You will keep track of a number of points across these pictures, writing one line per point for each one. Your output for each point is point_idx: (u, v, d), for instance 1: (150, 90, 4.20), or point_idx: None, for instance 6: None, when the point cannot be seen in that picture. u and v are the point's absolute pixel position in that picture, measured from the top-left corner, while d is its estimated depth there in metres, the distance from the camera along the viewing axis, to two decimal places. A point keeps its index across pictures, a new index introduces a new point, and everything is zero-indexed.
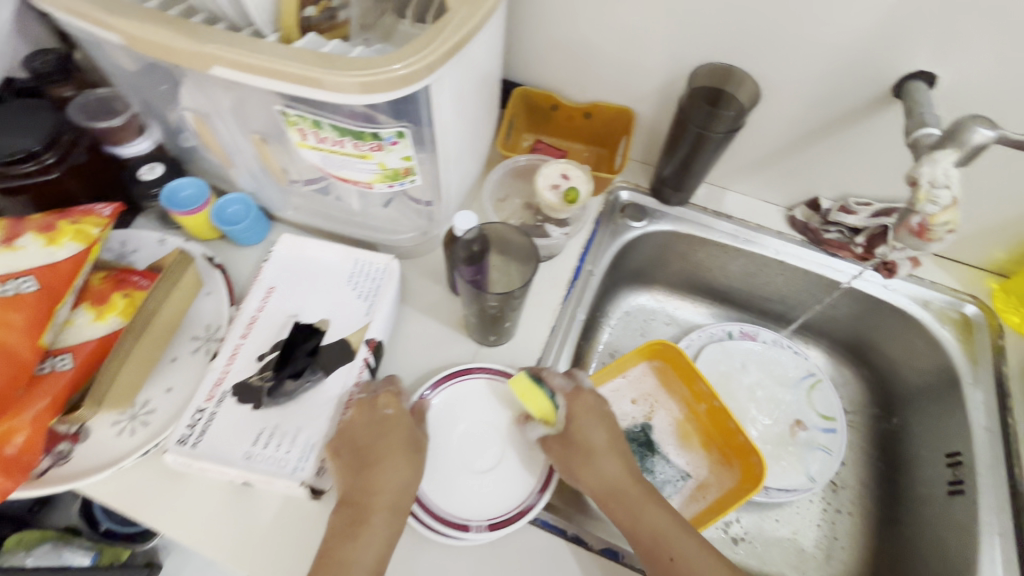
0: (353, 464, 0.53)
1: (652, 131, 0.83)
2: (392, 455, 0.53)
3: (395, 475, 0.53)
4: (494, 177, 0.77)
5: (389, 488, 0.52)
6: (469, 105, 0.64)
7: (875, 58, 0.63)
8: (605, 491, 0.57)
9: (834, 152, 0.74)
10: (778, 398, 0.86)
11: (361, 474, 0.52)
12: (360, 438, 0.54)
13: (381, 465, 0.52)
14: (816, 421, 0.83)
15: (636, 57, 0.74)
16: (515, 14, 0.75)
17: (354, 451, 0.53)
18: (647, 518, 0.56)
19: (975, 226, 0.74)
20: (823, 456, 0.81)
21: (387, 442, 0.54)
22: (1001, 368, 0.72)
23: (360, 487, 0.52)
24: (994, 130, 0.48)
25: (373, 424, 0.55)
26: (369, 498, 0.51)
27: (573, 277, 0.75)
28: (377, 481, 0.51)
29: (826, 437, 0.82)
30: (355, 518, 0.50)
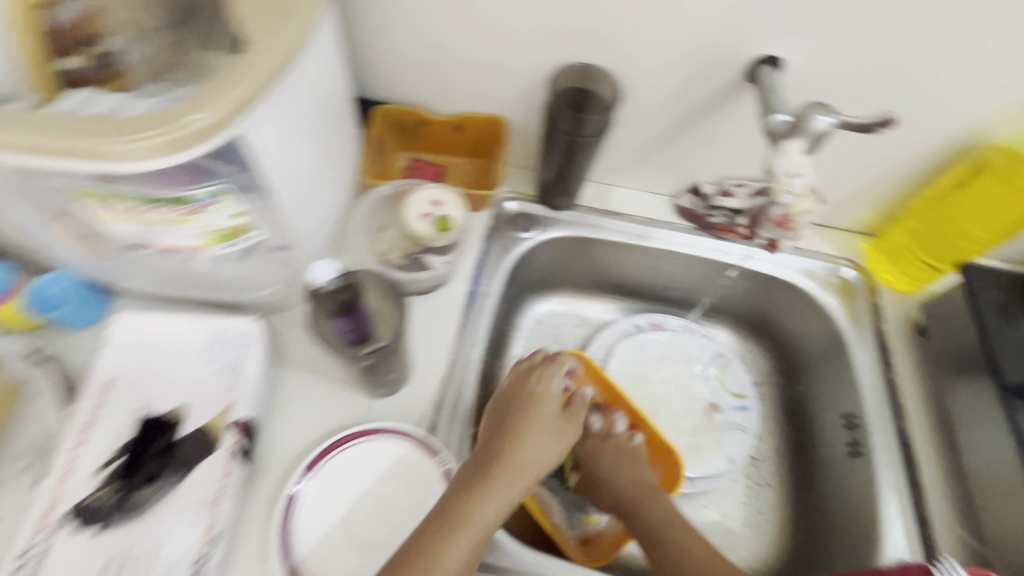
0: (522, 434, 0.60)
1: (528, 136, 0.79)
2: (543, 427, 0.62)
3: (535, 446, 0.60)
4: (365, 210, 0.70)
5: (531, 458, 0.59)
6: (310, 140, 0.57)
7: (725, 45, 0.62)
8: (615, 500, 0.66)
9: (704, 139, 0.74)
10: (691, 384, 0.87)
11: (523, 442, 0.59)
12: (517, 416, 0.61)
13: (523, 440, 0.60)
14: (728, 400, 0.85)
15: (495, 64, 0.70)
16: (357, 28, 0.69)
17: (541, 421, 0.62)
18: (653, 508, 0.62)
19: (841, 194, 0.77)
20: (738, 435, 0.82)
21: (528, 417, 0.61)
22: (879, 326, 0.76)
23: (508, 455, 0.58)
24: (832, 116, 0.48)
25: (526, 403, 0.62)
26: (505, 457, 0.58)
27: (466, 302, 0.71)
28: (521, 453, 0.59)
29: (740, 416, 0.84)
30: (465, 503, 0.53)
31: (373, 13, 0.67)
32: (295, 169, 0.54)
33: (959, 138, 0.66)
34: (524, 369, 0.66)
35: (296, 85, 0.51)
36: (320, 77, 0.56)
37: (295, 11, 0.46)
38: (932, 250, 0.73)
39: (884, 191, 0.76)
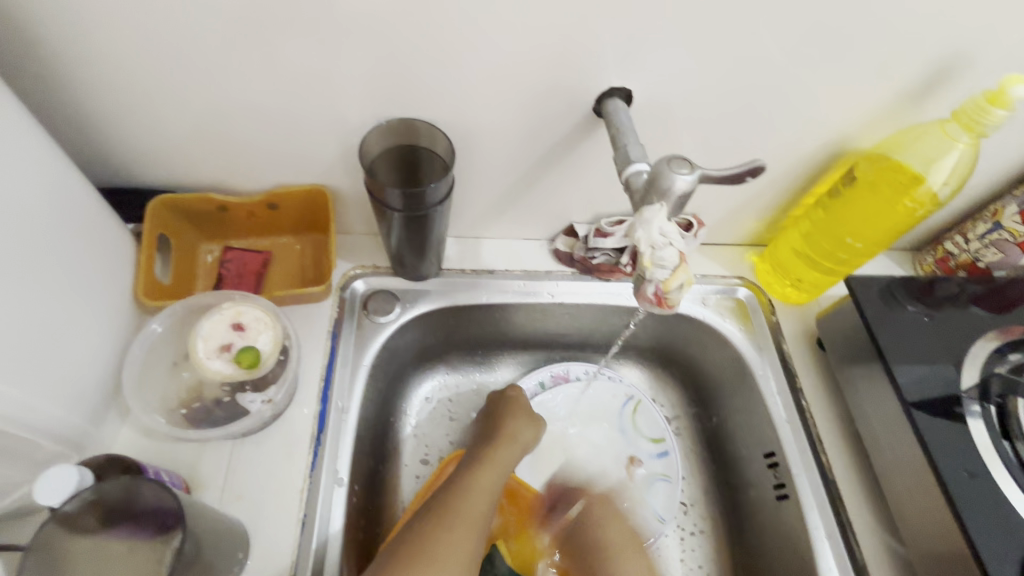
0: (512, 415, 0.65)
1: (364, 202, 0.65)
2: (528, 414, 0.67)
3: (529, 429, 0.65)
4: (140, 348, 0.53)
5: (521, 435, 0.63)
6: (3, 294, 0.40)
7: (564, 81, 0.53)
8: None
9: (566, 178, 0.65)
10: (603, 440, 0.78)
11: (513, 420, 0.64)
12: (500, 407, 0.67)
13: (511, 422, 0.64)
14: (643, 447, 0.77)
15: (297, 128, 0.55)
16: (89, 105, 0.51)
17: (524, 408, 0.67)
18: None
19: (718, 213, 0.72)
20: (664, 487, 0.74)
21: (511, 410, 0.67)
22: (780, 345, 0.72)
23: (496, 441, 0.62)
24: (692, 171, 0.40)
25: (507, 400, 0.68)
26: (504, 433, 0.63)
27: (317, 430, 0.56)
28: (513, 431, 0.63)
29: (662, 464, 0.76)
30: (466, 481, 0.55)
31: (104, 84, 0.49)
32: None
33: (824, 148, 0.62)
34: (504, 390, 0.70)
35: None
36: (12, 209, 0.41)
37: None
38: (822, 259, 0.70)
39: (761, 205, 0.71)
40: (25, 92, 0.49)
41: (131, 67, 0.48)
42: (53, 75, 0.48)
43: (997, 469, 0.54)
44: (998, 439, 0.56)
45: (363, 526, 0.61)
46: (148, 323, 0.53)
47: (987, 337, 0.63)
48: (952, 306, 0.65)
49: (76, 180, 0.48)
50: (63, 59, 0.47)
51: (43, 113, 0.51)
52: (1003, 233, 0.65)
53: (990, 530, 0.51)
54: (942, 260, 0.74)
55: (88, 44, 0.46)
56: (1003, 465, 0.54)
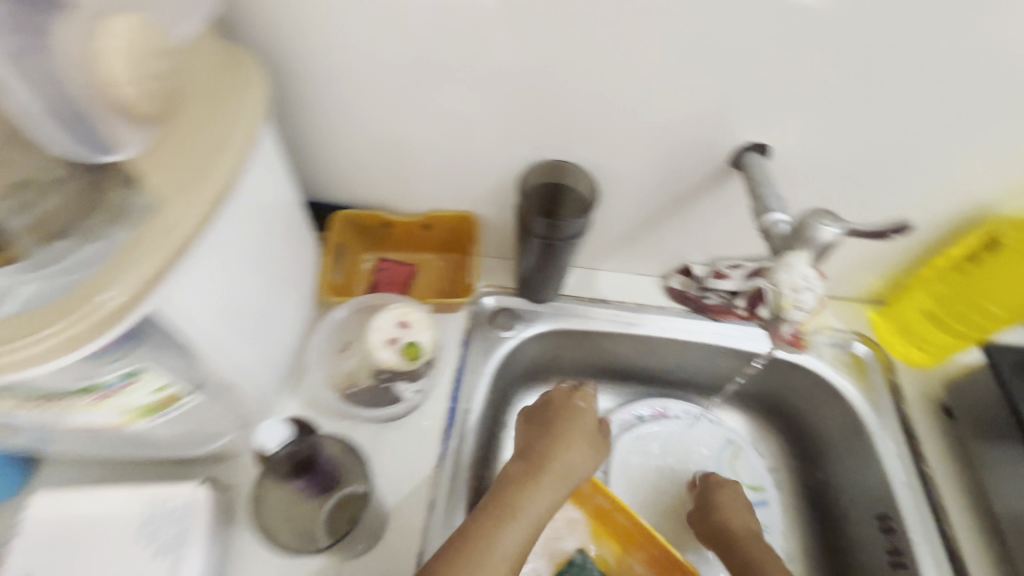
0: (558, 442, 0.58)
1: (502, 229, 0.73)
2: (579, 439, 0.60)
3: (579, 459, 0.58)
4: (321, 334, 0.64)
5: (564, 469, 0.57)
6: (256, 280, 0.50)
7: (707, 134, 0.58)
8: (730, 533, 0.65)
9: (691, 221, 0.69)
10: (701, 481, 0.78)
11: (559, 450, 0.58)
12: (549, 429, 0.60)
13: (557, 450, 0.58)
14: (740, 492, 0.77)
15: (463, 164, 0.65)
16: (308, 137, 0.63)
17: (577, 433, 0.60)
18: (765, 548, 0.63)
19: (840, 267, 0.72)
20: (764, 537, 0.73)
21: (562, 430, 0.60)
22: (901, 406, 0.70)
23: (535, 476, 0.56)
24: (839, 225, 0.43)
25: (571, 414, 0.62)
26: (548, 464, 0.56)
27: (447, 425, 0.63)
28: (554, 466, 0.56)
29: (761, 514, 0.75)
30: (490, 522, 0.51)
31: (324, 122, 0.61)
32: (232, 320, 0.47)
33: (964, 210, 0.63)
34: (575, 399, 0.63)
35: (228, 234, 0.44)
36: (267, 212, 0.51)
37: (221, 156, 0.41)
38: (954, 323, 0.67)
39: (888, 262, 0.71)
40: None
41: (348, 109, 0.60)
42: (290, 114, 0.61)
43: None
44: None
45: None
46: (331, 312, 0.65)
47: None
48: None
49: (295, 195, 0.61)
50: (301, 102, 0.59)
51: None
52: None
53: None
54: None
55: (323, 92, 0.58)
56: None
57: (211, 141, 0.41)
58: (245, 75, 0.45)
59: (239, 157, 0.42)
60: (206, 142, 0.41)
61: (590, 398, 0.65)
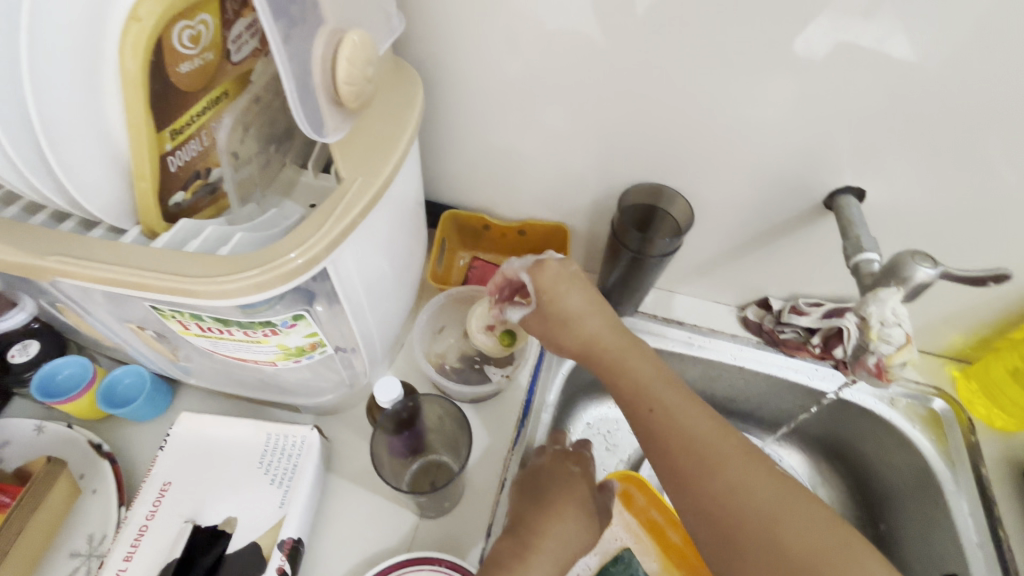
0: (547, 515, 0.54)
1: (590, 243, 0.79)
2: (571, 509, 0.56)
3: (560, 531, 0.54)
4: (427, 311, 0.70)
5: (555, 546, 0.53)
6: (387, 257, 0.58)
7: (805, 174, 0.62)
8: (584, 351, 0.51)
9: (775, 255, 0.72)
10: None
11: (551, 526, 0.54)
12: (544, 501, 0.56)
13: (546, 524, 0.54)
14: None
15: (566, 180, 0.71)
16: (433, 142, 0.72)
17: (570, 501, 0.56)
18: (593, 327, 0.51)
19: (925, 318, 0.73)
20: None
21: (554, 498, 0.56)
22: (979, 468, 0.68)
23: (522, 555, 0.51)
24: (934, 266, 0.46)
25: (562, 476, 0.59)
26: (536, 537, 0.52)
27: (522, 413, 0.67)
28: (541, 545, 0.52)
29: None
30: None
31: (449, 130, 0.70)
32: (368, 287, 0.54)
33: None
34: (574, 466, 0.60)
35: (381, 214, 0.52)
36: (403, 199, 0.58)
37: (392, 150, 0.48)
38: None
39: (976, 319, 0.71)
40: None
41: (474, 121, 0.68)
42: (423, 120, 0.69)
43: None
44: None
45: None
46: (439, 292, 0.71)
47: None
48: None
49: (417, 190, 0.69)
50: (433, 110, 0.68)
51: None
52: None
53: None
54: None
55: (456, 104, 0.66)
56: None
57: (385, 137, 0.49)
58: (413, 85, 0.53)
59: (404, 153, 0.49)
60: (382, 137, 0.49)
61: (586, 465, 0.61)
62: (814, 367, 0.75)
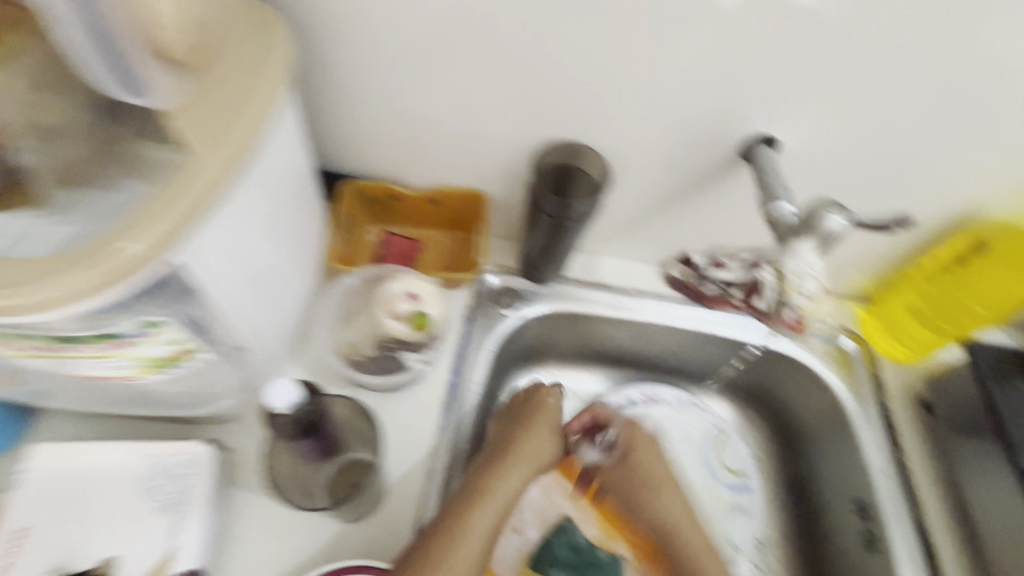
0: (503, 461, 0.60)
1: (509, 209, 0.74)
2: (544, 429, 0.65)
3: (536, 446, 0.64)
4: (331, 300, 0.65)
5: (530, 454, 0.62)
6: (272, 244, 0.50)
7: (719, 125, 0.59)
8: (670, 525, 0.67)
9: (696, 209, 0.71)
10: (688, 465, 0.79)
11: (504, 472, 0.59)
12: (501, 451, 0.62)
13: (525, 440, 0.63)
14: (709, 463, 0.79)
15: (475, 141, 0.65)
16: (321, 102, 0.62)
17: (524, 454, 0.62)
18: (659, 475, 0.70)
19: (834, 263, 0.75)
20: (739, 518, 0.77)
21: (512, 447, 0.62)
22: (883, 401, 0.73)
23: (504, 465, 0.60)
24: (844, 216, 0.45)
25: (538, 408, 0.66)
26: (512, 445, 0.62)
27: (447, 398, 0.64)
28: (518, 452, 0.62)
29: (740, 497, 0.78)
30: (462, 508, 0.55)
31: (339, 87, 0.61)
32: (248, 281, 0.47)
33: (956, 211, 0.65)
34: (551, 398, 0.67)
35: (250, 195, 0.44)
36: (282, 173, 0.50)
37: (241, 115, 0.39)
38: (939, 321, 0.70)
39: (879, 261, 0.73)
40: None
41: (366, 76, 0.59)
42: (305, 77, 0.60)
43: None
44: None
45: None
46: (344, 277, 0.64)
47: None
48: None
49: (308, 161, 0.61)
50: (317, 65, 0.58)
51: None
52: None
53: None
54: None
55: (344, 57, 0.57)
56: None
57: (233, 99, 0.40)
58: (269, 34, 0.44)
59: (257, 119, 0.40)
60: (228, 99, 0.40)
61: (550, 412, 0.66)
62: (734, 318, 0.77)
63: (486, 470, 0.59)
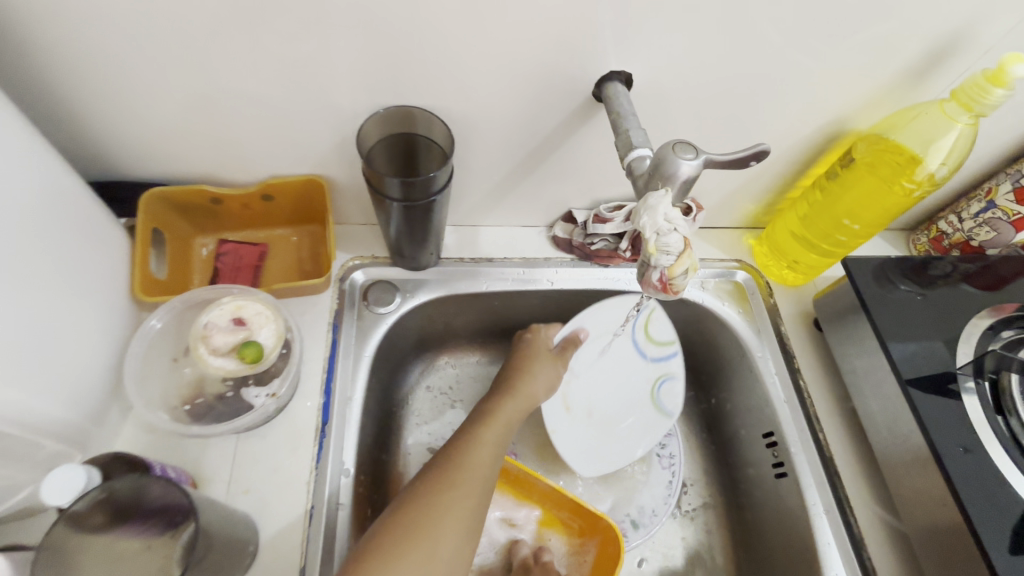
0: (501, 396, 0.61)
1: (360, 192, 0.64)
2: (539, 365, 0.65)
3: (540, 376, 0.64)
4: (139, 345, 0.52)
5: (534, 387, 0.63)
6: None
7: (566, 66, 0.52)
8: None
9: (565, 164, 0.64)
10: (619, 355, 0.72)
11: (501, 403, 0.59)
12: (503, 386, 0.62)
13: (526, 377, 0.64)
14: (637, 343, 0.72)
15: (291, 121, 0.54)
16: (72, 95, 0.49)
17: (519, 390, 0.62)
18: None
19: (716, 197, 0.72)
20: (671, 387, 0.71)
21: (502, 389, 0.62)
22: (779, 327, 0.72)
23: (505, 395, 0.61)
24: (695, 157, 0.40)
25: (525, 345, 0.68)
26: (511, 378, 0.63)
27: (321, 422, 0.56)
28: (523, 383, 0.63)
29: (671, 364, 0.72)
30: (461, 447, 0.53)
31: (91, 73, 0.47)
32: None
33: (825, 127, 0.62)
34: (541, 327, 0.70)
35: None
36: None
37: None
38: (819, 241, 0.70)
39: (759, 188, 0.71)
40: (7, 82, 0.47)
41: (119, 55, 0.46)
42: (40, 66, 0.46)
43: (990, 443, 0.55)
44: (992, 415, 0.56)
45: (369, 516, 0.60)
46: (146, 320, 0.53)
47: (982, 315, 0.63)
48: (943, 283, 0.66)
49: (67, 173, 0.47)
50: (38, 46, 0.44)
51: (28, 105, 0.49)
52: (997, 212, 0.67)
53: (983, 501, 0.52)
54: (935, 240, 0.76)
55: (81, 34, 0.44)
56: (999, 441, 0.55)
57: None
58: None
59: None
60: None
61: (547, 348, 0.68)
62: (627, 270, 0.73)
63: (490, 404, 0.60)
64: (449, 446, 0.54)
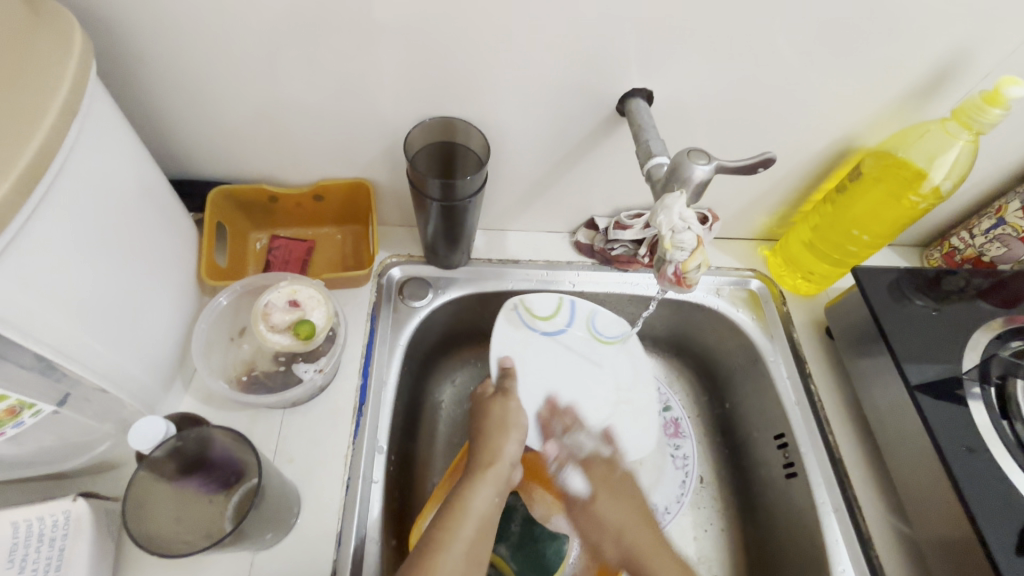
0: (470, 483, 0.56)
1: (400, 195, 0.70)
2: (505, 432, 0.62)
3: (510, 445, 0.61)
4: (205, 322, 0.59)
5: (506, 461, 0.59)
6: (93, 270, 0.45)
7: (592, 82, 0.57)
8: None
9: (589, 172, 0.69)
10: (544, 343, 0.72)
11: (474, 490, 0.56)
12: (471, 465, 0.59)
13: (495, 448, 0.60)
14: (544, 329, 0.72)
15: (343, 128, 0.61)
16: (160, 104, 0.56)
17: (492, 473, 0.57)
18: None
19: (732, 209, 0.76)
20: (601, 317, 0.74)
21: (473, 472, 0.58)
22: (791, 335, 0.75)
23: (477, 477, 0.57)
24: (708, 162, 0.45)
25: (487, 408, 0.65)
26: (481, 455, 0.59)
27: (359, 402, 0.61)
28: (492, 460, 0.59)
29: (578, 315, 0.73)
30: (431, 546, 0.50)
31: (178, 87, 0.55)
32: (62, 312, 0.42)
33: (833, 144, 0.66)
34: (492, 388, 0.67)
35: (51, 219, 0.41)
36: (96, 189, 0.45)
37: (34, 128, 0.38)
38: (830, 251, 0.73)
39: (772, 201, 0.75)
40: (111, 92, 0.55)
41: (204, 74, 0.54)
42: (139, 81, 0.54)
43: (997, 447, 0.57)
44: (998, 420, 0.59)
45: (397, 496, 0.64)
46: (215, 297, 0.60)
47: (992, 325, 0.66)
48: (959, 298, 0.68)
49: (155, 171, 0.55)
50: (138, 63, 0.52)
51: (126, 111, 0.57)
52: (1006, 228, 0.69)
53: (989, 501, 0.54)
54: (947, 255, 0.79)
55: (173, 53, 0.52)
56: (1004, 446, 0.57)
57: (25, 110, 0.39)
58: (59, 37, 0.42)
59: (57, 130, 0.39)
60: (19, 111, 0.39)
61: (505, 410, 0.63)
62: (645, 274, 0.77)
63: (463, 489, 0.56)
64: (418, 545, 0.51)
